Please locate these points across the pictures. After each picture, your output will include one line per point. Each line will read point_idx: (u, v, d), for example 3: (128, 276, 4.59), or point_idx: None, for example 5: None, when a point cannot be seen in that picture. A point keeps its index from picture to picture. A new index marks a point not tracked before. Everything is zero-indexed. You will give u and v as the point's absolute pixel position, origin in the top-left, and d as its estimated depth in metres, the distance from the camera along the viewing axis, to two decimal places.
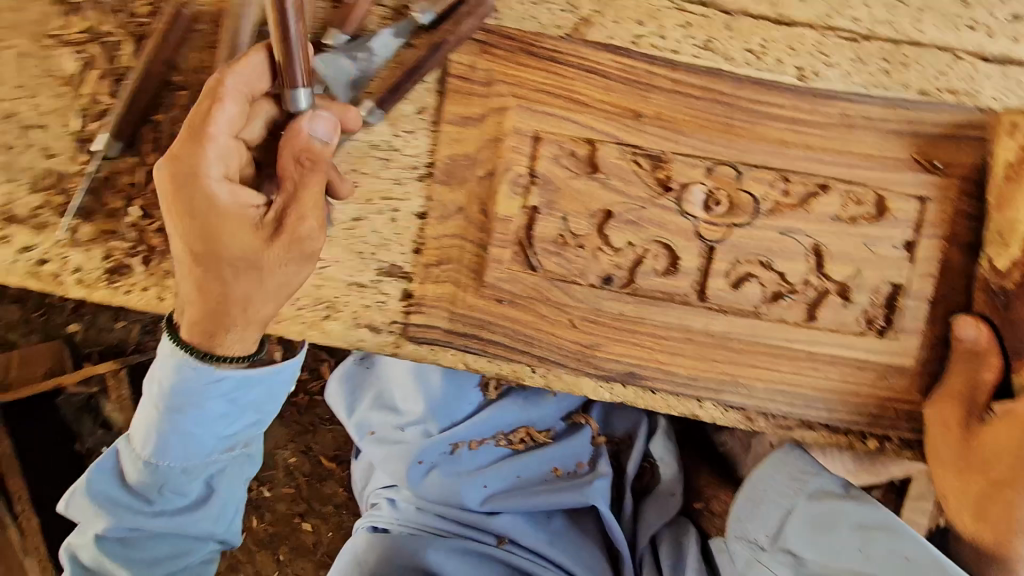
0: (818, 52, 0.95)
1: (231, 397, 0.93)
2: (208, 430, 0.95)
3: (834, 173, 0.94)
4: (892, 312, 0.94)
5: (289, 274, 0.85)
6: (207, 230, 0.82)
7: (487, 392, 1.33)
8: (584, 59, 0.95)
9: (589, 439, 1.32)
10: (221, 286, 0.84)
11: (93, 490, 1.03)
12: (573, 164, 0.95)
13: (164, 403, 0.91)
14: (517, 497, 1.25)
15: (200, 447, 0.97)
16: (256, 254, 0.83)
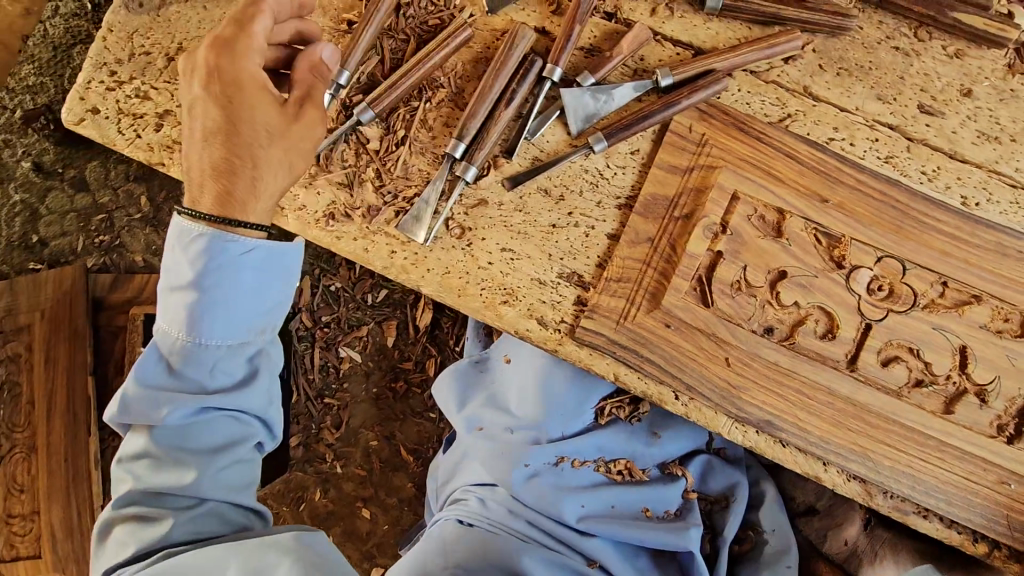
0: (982, 188, 1.12)
1: (261, 264, 1.00)
2: (242, 299, 0.99)
3: (987, 289, 1.06)
4: (1021, 424, 1.03)
5: (273, 169, 1.01)
6: (231, 114, 0.98)
7: (598, 417, 1.37)
8: (786, 145, 1.13)
9: (683, 491, 1.35)
10: (236, 166, 0.99)
11: (140, 380, 0.99)
12: (760, 226, 1.10)
13: (194, 274, 0.96)
14: (612, 525, 1.28)
15: (235, 321, 0.99)
16: (261, 140, 0.99)
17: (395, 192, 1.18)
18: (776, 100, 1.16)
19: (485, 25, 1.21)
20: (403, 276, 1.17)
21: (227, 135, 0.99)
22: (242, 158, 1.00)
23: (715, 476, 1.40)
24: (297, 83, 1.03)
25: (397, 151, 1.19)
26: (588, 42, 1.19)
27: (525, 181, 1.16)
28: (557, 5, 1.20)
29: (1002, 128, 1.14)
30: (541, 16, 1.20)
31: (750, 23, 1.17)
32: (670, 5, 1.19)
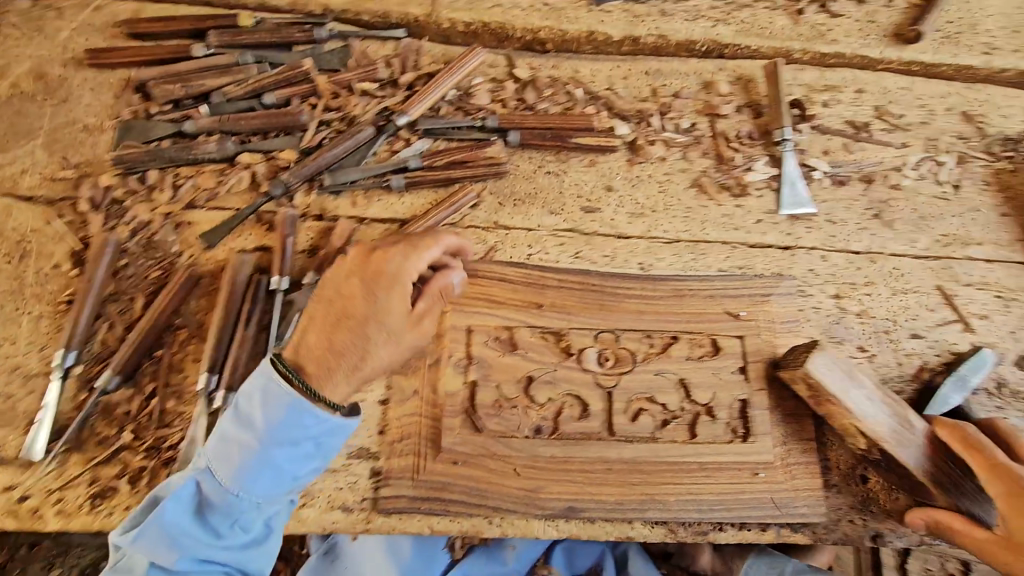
0: (650, 252, 1.43)
1: (319, 439, 1.09)
2: (284, 465, 1.08)
3: (680, 328, 1.33)
4: (747, 421, 1.27)
5: (378, 356, 1.12)
6: (363, 307, 1.12)
7: (453, 552, 1.44)
8: (496, 273, 1.35)
9: None
10: (366, 345, 1.11)
11: (157, 520, 1.03)
12: (499, 345, 1.28)
13: (263, 427, 1.04)
14: None
15: (282, 478, 1.08)
16: (391, 333, 1.12)
17: (159, 444, 1.18)
18: (477, 241, 1.40)
19: (206, 259, 1.30)
20: None
21: (328, 325, 1.11)
22: (350, 348, 1.10)
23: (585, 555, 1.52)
24: (422, 300, 1.19)
25: (151, 404, 1.20)
26: (308, 243, 1.33)
27: None
28: (269, 223, 1.34)
29: (644, 205, 1.47)
30: (258, 237, 1.33)
31: (435, 187, 1.41)
32: (366, 193, 1.39)
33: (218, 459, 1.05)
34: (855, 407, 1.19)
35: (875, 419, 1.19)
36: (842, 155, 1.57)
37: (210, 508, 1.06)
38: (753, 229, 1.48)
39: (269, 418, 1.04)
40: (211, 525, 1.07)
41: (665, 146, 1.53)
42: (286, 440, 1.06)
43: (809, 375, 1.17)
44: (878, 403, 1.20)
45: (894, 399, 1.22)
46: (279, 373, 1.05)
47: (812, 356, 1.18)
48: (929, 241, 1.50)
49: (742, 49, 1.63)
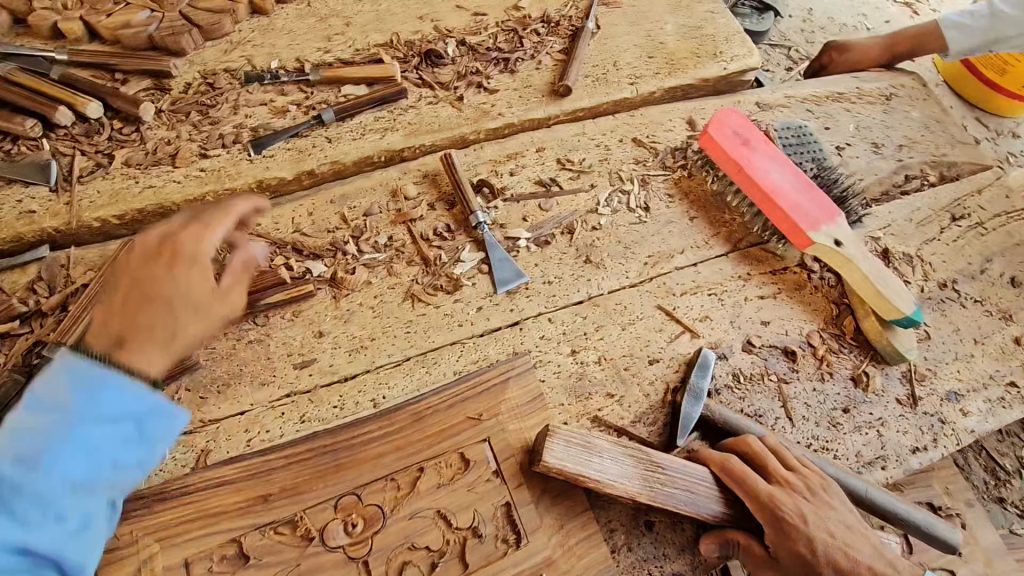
0: (379, 384, 1.36)
1: (95, 442, 1.01)
2: (56, 473, 0.97)
3: (424, 456, 1.26)
4: (515, 525, 1.21)
5: (170, 327, 1.11)
6: (148, 277, 1.13)
7: None
8: (210, 478, 1.19)
9: None
10: (165, 328, 1.10)
11: None
12: (227, 565, 1.13)
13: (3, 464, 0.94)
14: None
15: (46, 496, 0.95)
16: (199, 304, 1.15)
17: None
18: (184, 449, 1.26)
19: None
20: None
21: (130, 308, 1.10)
22: (157, 321, 1.10)
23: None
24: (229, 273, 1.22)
25: None
26: None
27: None
28: None
29: (361, 337, 1.41)
30: None
31: None
32: None
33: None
34: (602, 475, 1.16)
35: (623, 478, 1.16)
36: (540, 215, 1.63)
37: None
38: (477, 317, 1.47)
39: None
40: None
41: (367, 269, 1.49)
42: (9, 465, 0.94)
43: (541, 464, 1.13)
44: (622, 460, 1.18)
45: (638, 447, 1.21)
46: (78, 351, 1.04)
47: (546, 445, 1.15)
48: (639, 266, 1.58)
49: (418, 148, 1.67)
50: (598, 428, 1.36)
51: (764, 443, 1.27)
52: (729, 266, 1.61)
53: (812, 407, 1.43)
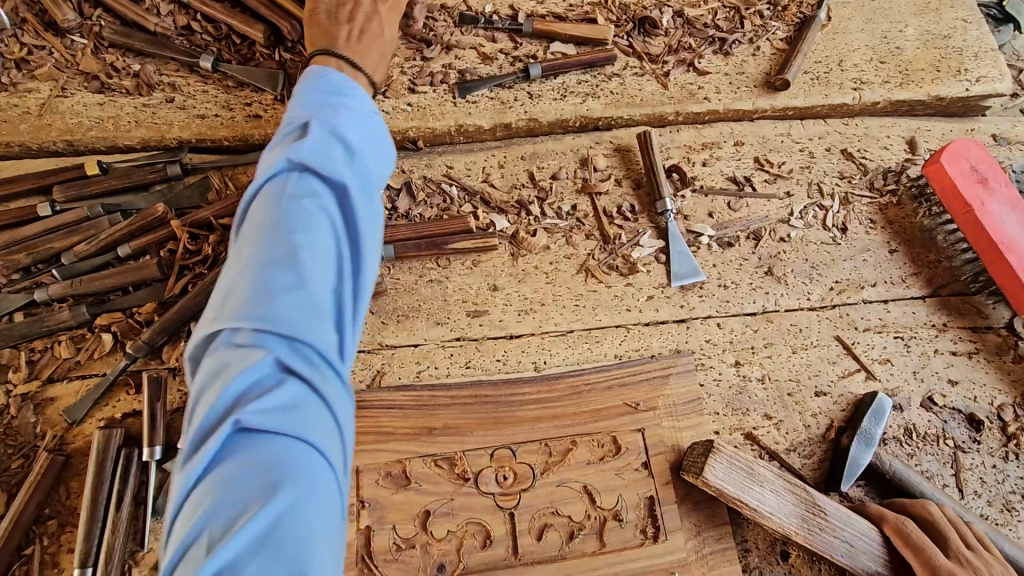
0: (543, 350, 1.39)
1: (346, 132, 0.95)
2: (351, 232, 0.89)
3: (578, 430, 1.30)
4: (656, 519, 1.24)
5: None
6: None
7: None
8: (383, 399, 1.30)
9: None
10: None
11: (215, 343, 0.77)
12: (391, 482, 1.23)
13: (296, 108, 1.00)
14: None
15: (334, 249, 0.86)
16: None
17: None
18: (362, 366, 1.35)
19: (73, 437, 1.25)
20: None
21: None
22: None
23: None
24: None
25: None
26: (180, 400, 1.29)
27: None
28: (136, 384, 1.29)
29: (532, 299, 1.44)
30: (129, 402, 1.28)
31: None
32: None
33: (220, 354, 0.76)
34: (760, 505, 1.15)
35: (781, 513, 1.15)
36: (727, 215, 1.56)
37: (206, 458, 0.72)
38: (646, 306, 1.45)
39: (283, 250, 0.80)
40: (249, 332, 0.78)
41: (547, 234, 1.50)
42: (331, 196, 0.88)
43: (705, 480, 1.13)
44: (783, 495, 1.16)
45: (798, 484, 1.19)
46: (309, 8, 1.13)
47: (710, 462, 1.14)
48: (824, 291, 1.50)
49: (615, 120, 1.63)
50: (751, 446, 1.34)
51: (944, 514, 1.21)
52: (923, 311, 1.49)
53: (987, 483, 1.35)
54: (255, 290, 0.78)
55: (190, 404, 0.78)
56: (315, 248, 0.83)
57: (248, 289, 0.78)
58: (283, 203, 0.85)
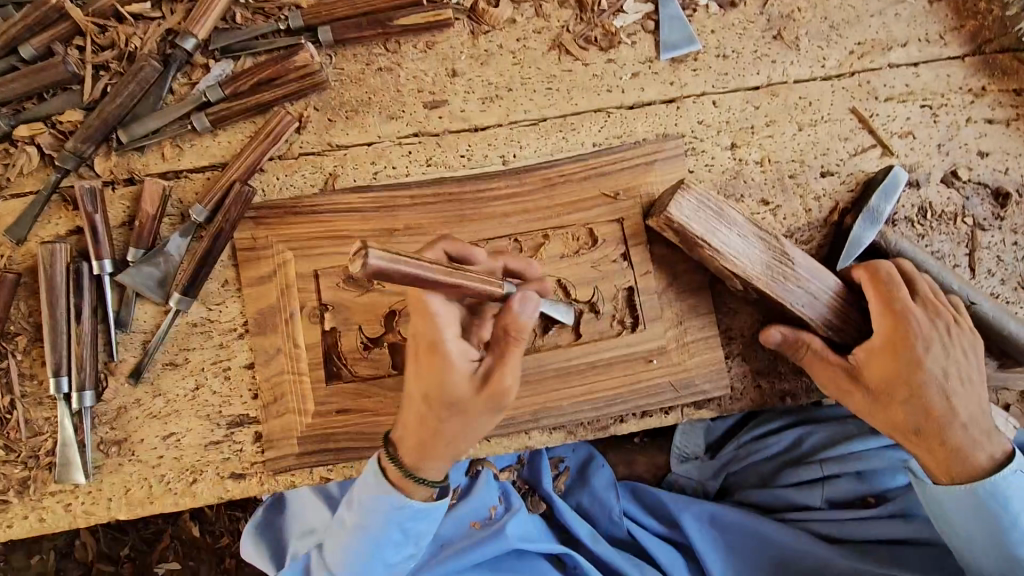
0: (511, 141, 1.24)
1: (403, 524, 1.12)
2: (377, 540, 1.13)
3: (550, 224, 1.19)
4: (634, 310, 1.18)
5: None
6: None
7: None
8: (336, 203, 1.19)
9: (494, 481, 1.38)
10: None
11: None
12: (353, 285, 1.17)
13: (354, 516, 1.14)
14: (450, 559, 1.29)
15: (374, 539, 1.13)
16: None
17: (37, 452, 1.17)
18: (312, 170, 1.22)
19: (20, 256, 1.19)
20: (92, 517, 1.18)
21: None
22: None
23: (530, 466, 1.44)
24: None
25: (14, 415, 1.17)
26: (124, 215, 1.20)
27: (147, 368, 1.19)
28: (74, 201, 1.19)
29: (497, 84, 1.25)
30: (70, 219, 1.19)
31: (252, 116, 1.21)
32: (175, 142, 1.21)
33: (352, 565, 1.15)
34: (724, 248, 1.10)
35: (750, 260, 1.10)
36: None
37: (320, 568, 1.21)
38: (631, 85, 1.25)
39: (393, 517, 1.11)
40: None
41: (512, 4, 1.25)
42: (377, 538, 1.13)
43: (669, 219, 1.07)
44: (751, 240, 1.11)
45: (768, 235, 1.13)
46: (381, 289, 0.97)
47: (676, 199, 1.08)
48: (843, 56, 1.26)
49: None
50: None
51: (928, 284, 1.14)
52: (960, 74, 1.27)
53: (1005, 262, 1.26)
54: (395, 557, 1.16)
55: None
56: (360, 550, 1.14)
57: (385, 550, 1.14)
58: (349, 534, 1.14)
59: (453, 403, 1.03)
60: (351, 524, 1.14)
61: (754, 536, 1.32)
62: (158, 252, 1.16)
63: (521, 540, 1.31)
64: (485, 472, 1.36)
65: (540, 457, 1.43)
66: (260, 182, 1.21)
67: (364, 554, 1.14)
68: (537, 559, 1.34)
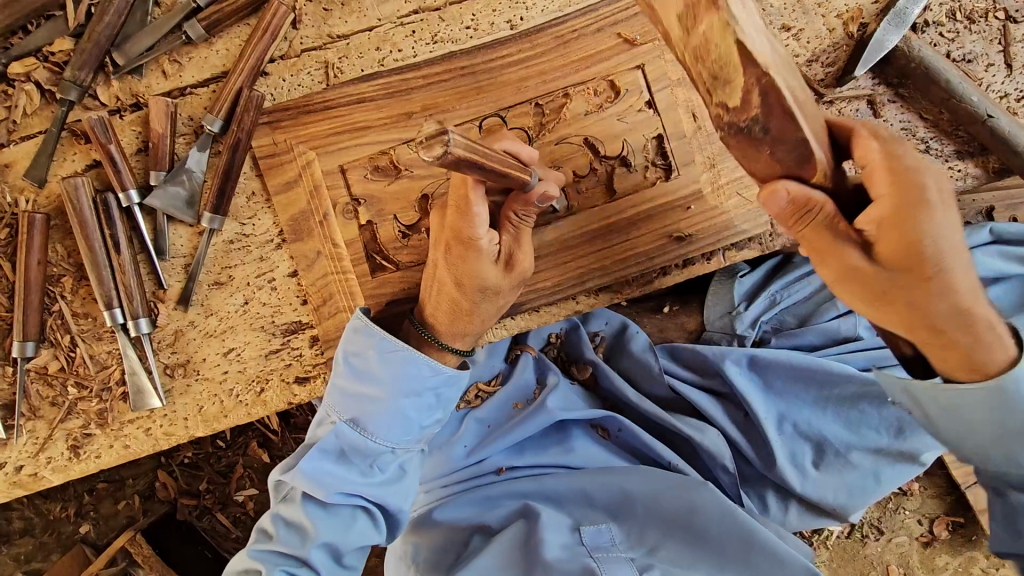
0: (518, 3, 1.17)
1: (441, 391, 1.09)
2: (412, 407, 1.07)
3: (569, 82, 1.15)
4: (665, 155, 1.17)
5: None
6: None
7: None
8: (351, 94, 1.15)
9: (531, 364, 1.42)
10: None
11: (331, 487, 1.04)
12: (381, 175, 1.16)
13: (385, 383, 1.05)
14: (499, 439, 1.33)
15: (416, 404, 1.07)
16: None
17: (108, 384, 1.21)
18: (316, 65, 1.18)
19: (46, 198, 1.18)
20: (173, 437, 1.23)
21: None
22: None
23: (569, 340, 1.48)
24: None
25: (78, 352, 1.20)
26: (137, 142, 1.18)
27: (194, 291, 1.20)
28: (84, 134, 1.17)
29: None
30: (86, 154, 1.17)
31: (245, 17, 1.16)
32: (172, 57, 1.17)
33: (390, 428, 1.06)
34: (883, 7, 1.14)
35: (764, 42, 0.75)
36: None
37: (356, 452, 1.07)
38: None
39: (434, 381, 1.07)
40: (355, 468, 1.07)
41: None
42: (417, 398, 1.07)
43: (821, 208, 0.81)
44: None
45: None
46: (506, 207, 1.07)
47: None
48: None
49: None
50: None
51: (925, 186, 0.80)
52: None
53: None
54: (429, 421, 1.10)
55: (322, 475, 1.04)
56: (403, 418, 1.07)
57: (421, 415, 1.08)
58: (393, 398, 1.05)
59: (486, 289, 1.04)
60: (383, 391, 1.05)
61: (801, 371, 1.34)
62: (183, 174, 1.14)
63: (564, 412, 1.32)
64: (525, 359, 1.42)
65: (576, 327, 1.48)
66: (266, 86, 1.17)
67: (407, 416, 1.07)
68: (578, 428, 1.36)
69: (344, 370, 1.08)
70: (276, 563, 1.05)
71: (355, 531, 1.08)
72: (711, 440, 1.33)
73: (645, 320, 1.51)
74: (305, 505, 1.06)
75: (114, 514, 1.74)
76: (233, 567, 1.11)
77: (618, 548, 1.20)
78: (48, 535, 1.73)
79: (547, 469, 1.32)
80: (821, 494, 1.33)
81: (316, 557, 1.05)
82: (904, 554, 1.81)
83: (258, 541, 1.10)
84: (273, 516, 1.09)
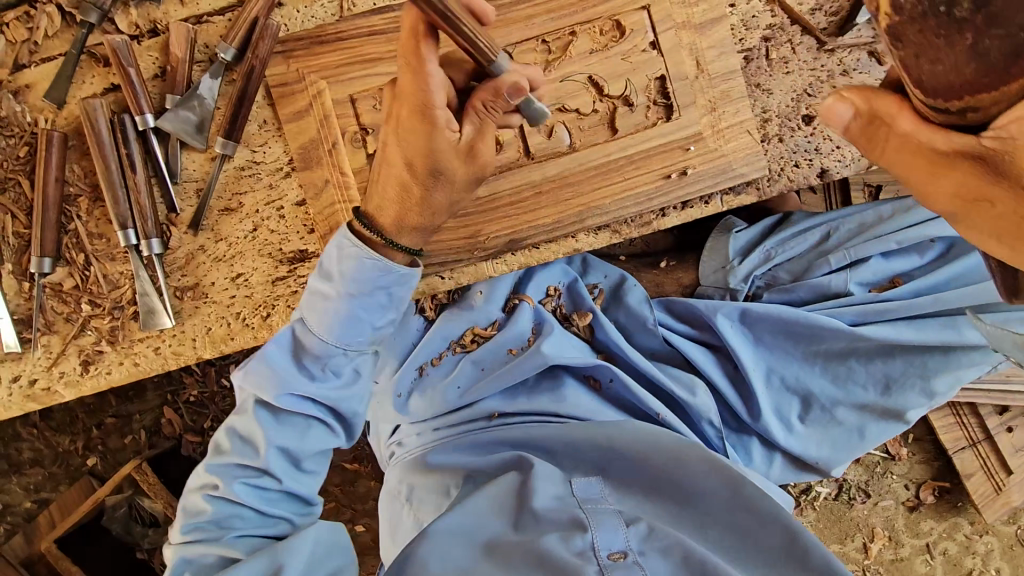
0: None
1: (386, 290, 1.10)
2: (363, 309, 1.09)
3: (575, 21, 1.17)
4: (667, 97, 1.20)
5: None
6: None
7: (426, 314, 1.47)
8: (362, 26, 1.18)
9: (527, 312, 1.43)
10: None
11: (283, 390, 1.11)
12: None
13: (337, 282, 1.08)
14: (491, 382, 1.37)
15: (358, 314, 1.09)
16: None
17: (120, 303, 1.25)
18: None
19: (64, 120, 1.22)
20: (180, 358, 1.27)
21: None
22: None
23: (568, 293, 1.50)
24: None
25: (92, 271, 1.24)
26: (154, 67, 1.21)
27: (205, 216, 1.24)
28: (104, 59, 1.20)
29: None
30: (104, 78, 1.21)
31: None
32: None
33: (332, 331, 1.09)
34: None
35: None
36: None
37: (306, 352, 1.12)
38: None
39: (371, 280, 1.07)
40: (303, 373, 1.13)
41: None
42: (361, 301, 1.08)
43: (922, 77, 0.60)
44: None
45: None
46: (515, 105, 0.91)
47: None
48: None
49: None
50: (772, 11, 1.21)
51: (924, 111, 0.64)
52: None
53: None
54: (380, 322, 1.12)
55: (266, 375, 1.11)
56: (347, 322, 1.09)
57: (370, 315, 1.10)
58: (339, 301, 1.08)
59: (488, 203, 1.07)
60: (334, 290, 1.08)
61: (791, 327, 1.36)
62: (195, 99, 1.17)
63: (558, 357, 1.34)
64: (524, 306, 1.43)
65: (575, 279, 1.51)
66: (280, 16, 1.20)
67: (354, 319, 1.09)
68: (571, 378, 1.40)
69: (317, 271, 1.11)
70: (235, 476, 1.14)
71: (308, 439, 1.16)
72: (701, 398, 1.35)
73: (643, 271, 1.54)
74: (256, 413, 1.13)
75: (121, 448, 1.79)
76: (192, 480, 1.19)
77: (607, 500, 1.21)
78: (56, 465, 1.78)
79: (536, 416, 1.36)
80: (805, 449, 1.36)
81: (272, 463, 1.14)
82: (888, 517, 1.85)
83: (213, 456, 1.16)
84: (227, 432, 1.15)
